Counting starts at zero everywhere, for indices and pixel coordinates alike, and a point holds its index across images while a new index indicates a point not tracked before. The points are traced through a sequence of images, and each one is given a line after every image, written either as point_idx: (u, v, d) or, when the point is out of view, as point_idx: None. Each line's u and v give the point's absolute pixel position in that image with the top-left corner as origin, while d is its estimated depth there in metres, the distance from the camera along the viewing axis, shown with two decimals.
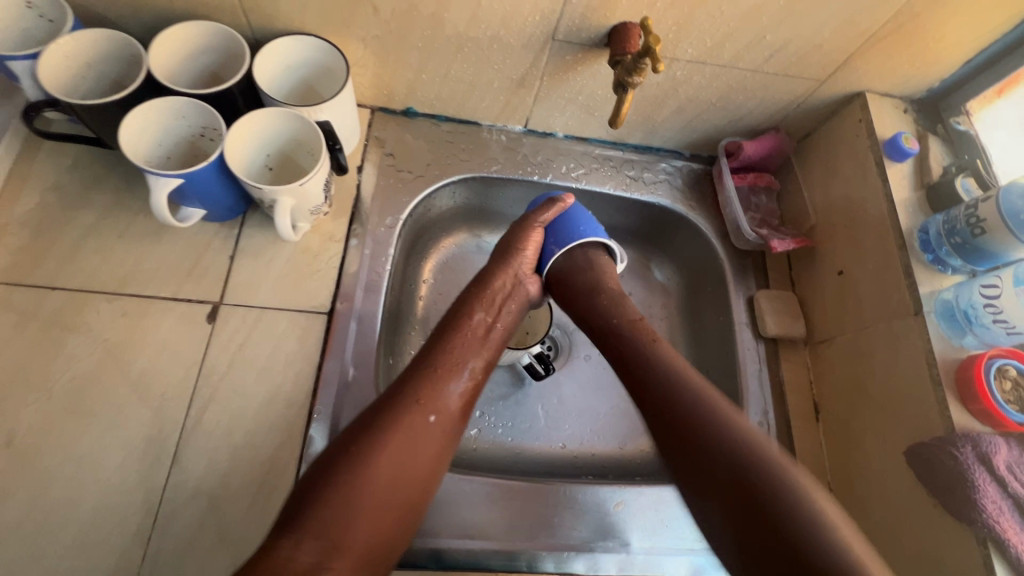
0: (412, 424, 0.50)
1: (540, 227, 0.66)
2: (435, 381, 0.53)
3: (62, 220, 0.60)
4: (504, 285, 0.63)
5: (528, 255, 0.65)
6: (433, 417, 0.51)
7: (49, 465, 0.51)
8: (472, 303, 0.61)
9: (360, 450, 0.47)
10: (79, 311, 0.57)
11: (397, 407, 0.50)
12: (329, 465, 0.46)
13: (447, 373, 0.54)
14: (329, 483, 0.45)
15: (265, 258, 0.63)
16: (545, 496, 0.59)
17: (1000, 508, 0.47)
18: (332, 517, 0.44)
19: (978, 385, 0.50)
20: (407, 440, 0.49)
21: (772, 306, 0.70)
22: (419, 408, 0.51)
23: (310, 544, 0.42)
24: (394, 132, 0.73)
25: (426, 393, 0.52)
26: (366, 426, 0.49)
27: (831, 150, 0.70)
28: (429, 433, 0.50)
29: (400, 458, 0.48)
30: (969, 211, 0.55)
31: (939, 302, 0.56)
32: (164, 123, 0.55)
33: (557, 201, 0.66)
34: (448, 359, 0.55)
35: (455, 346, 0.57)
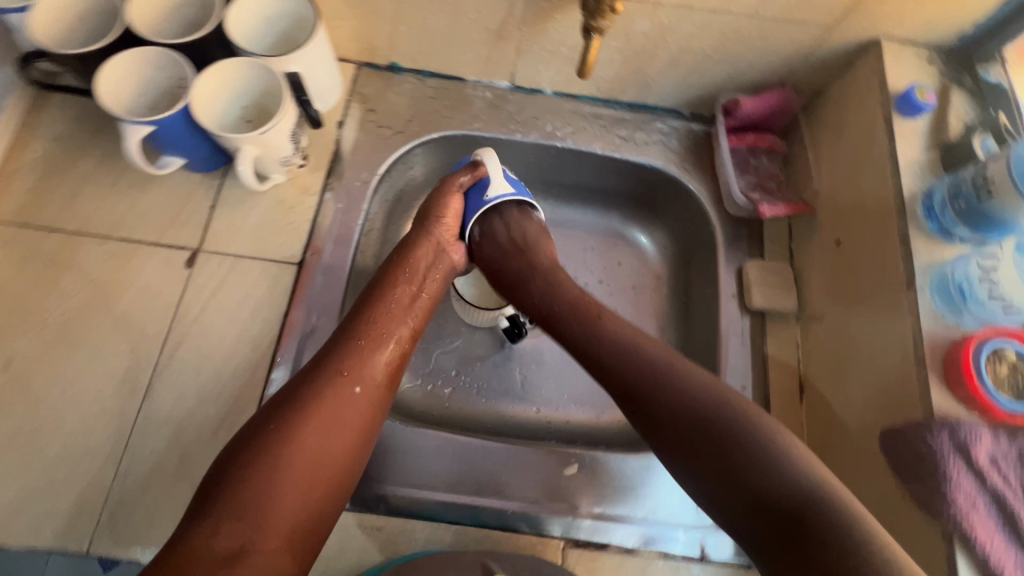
0: (336, 396, 0.49)
1: (458, 191, 0.64)
2: (358, 353, 0.52)
3: (63, 167, 0.65)
4: (427, 253, 0.61)
5: (448, 222, 0.63)
6: (358, 389, 0.50)
7: (40, 387, 0.56)
8: (402, 270, 0.59)
9: (281, 428, 0.46)
10: (74, 252, 0.62)
11: (318, 380, 0.49)
12: (248, 446, 0.46)
13: (368, 344, 0.53)
14: (249, 463, 0.45)
15: (243, 208, 0.65)
16: (481, 459, 0.59)
17: (973, 502, 0.43)
18: (254, 499, 0.44)
19: (964, 367, 0.45)
20: (328, 412, 0.48)
21: (761, 277, 0.65)
22: (344, 380, 0.50)
23: (228, 528, 0.42)
24: (378, 87, 0.72)
25: (351, 364, 0.51)
26: (286, 403, 0.48)
27: (842, 106, 0.63)
28: (354, 405, 0.49)
29: (323, 432, 0.47)
30: (977, 171, 0.49)
31: (935, 275, 0.50)
32: (144, 73, 0.58)
33: (474, 166, 0.64)
34: (374, 329, 0.54)
35: (383, 315, 0.55)
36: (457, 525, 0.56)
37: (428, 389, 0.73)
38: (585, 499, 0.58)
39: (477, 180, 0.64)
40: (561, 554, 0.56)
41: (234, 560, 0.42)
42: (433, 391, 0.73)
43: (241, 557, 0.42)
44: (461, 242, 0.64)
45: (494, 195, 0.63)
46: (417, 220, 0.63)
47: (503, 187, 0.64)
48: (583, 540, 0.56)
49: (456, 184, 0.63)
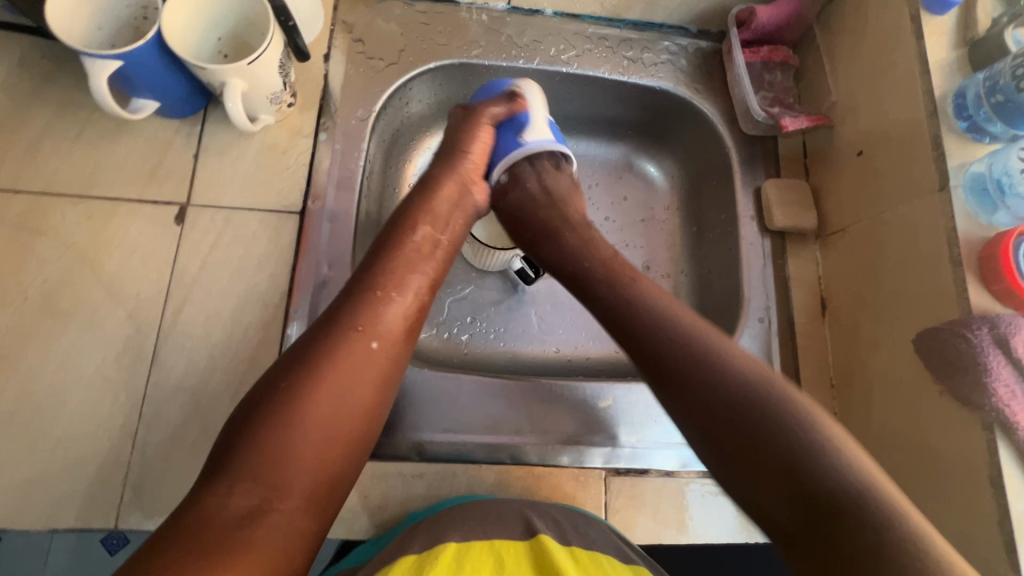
0: (350, 349, 0.44)
1: (489, 123, 0.58)
2: (373, 303, 0.46)
3: (15, 120, 0.57)
4: (448, 194, 0.55)
5: (475, 156, 0.58)
6: (375, 343, 0.45)
7: (33, 364, 0.52)
8: (415, 213, 0.53)
9: (292, 385, 0.41)
10: (45, 214, 0.55)
11: (332, 333, 0.44)
12: (259, 404, 0.41)
13: (386, 295, 0.47)
14: (261, 422, 0.40)
15: (230, 156, 0.59)
16: (517, 414, 0.57)
17: (1012, 392, 0.44)
18: (267, 459, 0.39)
19: (1004, 262, 0.45)
20: (345, 368, 0.43)
21: (781, 196, 0.64)
22: (358, 334, 0.45)
23: (244, 488, 0.38)
24: (363, 15, 0.66)
25: (366, 316, 0.45)
26: (298, 358, 0.43)
27: (860, 10, 0.60)
28: (371, 361, 0.44)
29: (339, 389, 0.42)
30: (1016, 63, 0.48)
31: (968, 176, 0.49)
32: (100, 0, 0.51)
33: (513, 99, 0.58)
34: (389, 277, 0.48)
35: (398, 263, 0.49)
36: (498, 466, 0.55)
37: (444, 336, 0.70)
38: (622, 429, 0.58)
39: (513, 113, 0.59)
40: (603, 484, 0.56)
41: (250, 520, 0.37)
42: (450, 338, 0.70)
43: (256, 518, 0.38)
44: (484, 181, 0.59)
45: (533, 139, 0.59)
46: (439, 157, 0.57)
47: (542, 130, 0.59)
48: (625, 469, 0.56)
49: (489, 114, 0.58)
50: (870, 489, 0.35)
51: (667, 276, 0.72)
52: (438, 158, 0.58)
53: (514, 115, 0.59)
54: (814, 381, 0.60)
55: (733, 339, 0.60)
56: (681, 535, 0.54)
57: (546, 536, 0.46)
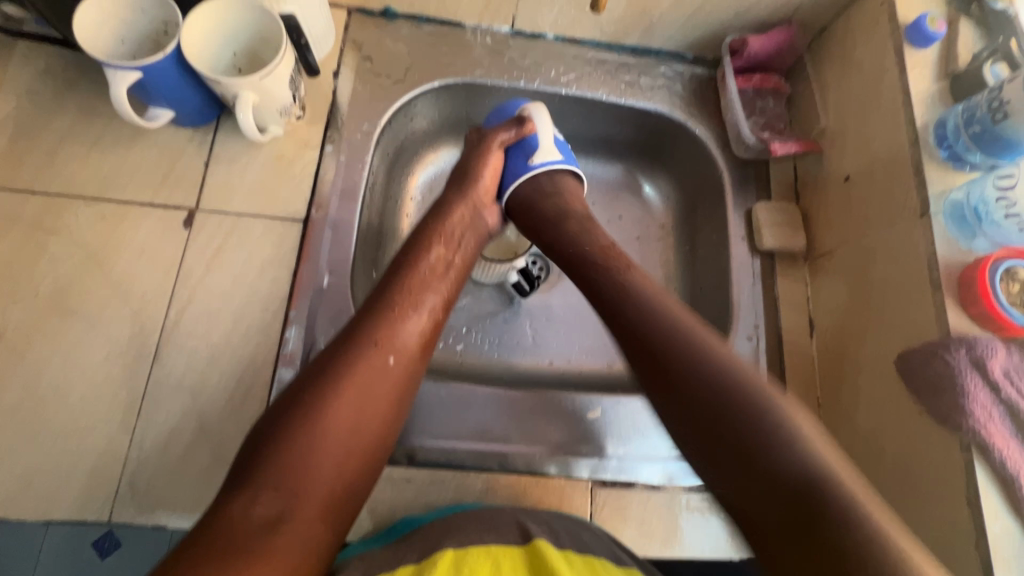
0: (369, 363, 0.45)
1: (500, 148, 0.62)
2: (391, 319, 0.48)
3: (37, 125, 0.60)
4: (462, 217, 0.58)
5: (486, 182, 0.61)
6: (392, 358, 0.47)
7: (39, 358, 0.54)
8: (433, 235, 0.55)
9: (313, 398, 0.43)
10: (59, 215, 0.58)
11: (351, 348, 0.46)
12: (281, 417, 0.42)
13: (403, 312, 0.49)
14: (282, 434, 0.41)
15: (239, 164, 0.61)
16: (519, 429, 0.58)
17: (989, 414, 0.45)
18: (287, 470, 0.40)
19: (981, 287, 0.47)
20: (365, 382, 0.45)
21: (770, 218, 0.65)
22: (377, 349, 0.46)
23: (268, 497, 0.39)
24: (373, 34, 0.69)
25: (383, 332, 0.47)
26: (318, 371, 0.44)
27: (849, 43, 0.63)
28: (388, 375, 0.46)
29: (358, 401, 0.44)
30: (992, 95, 0.50)
31: (949, 202, 0.51)
32: (125, 16, 0.54)
33: (522, 123, 0.61)
34: (406, 295, 0.50)
35: (416, 282, 0.51)
36: (485, 473, 0.56)
37: (440, 346, 0.71)
38: (610, 440, 0.59)
39: (522, 138, 0.62)
40: (589, 494, 0.56)
41: (271, 530, 0.38)
42: (445, 348, 0.71)
43: (279, 528, 0.39)
44: (494, 207, 0.62)
45: (541, 161, 0.61)
46: (456, 180, 0.60)
47: (551, 151, 0.62)
48: (610, 479, 0.57)
49: (498, 141, 0.61)
50: (820, 468, 0.36)
51: None
52: (449, 182, 0.61)
53: (523, 140, 0.62)
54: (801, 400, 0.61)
55: None
56: (665, 549, 0.55)
57: (542, 541, 0.47)
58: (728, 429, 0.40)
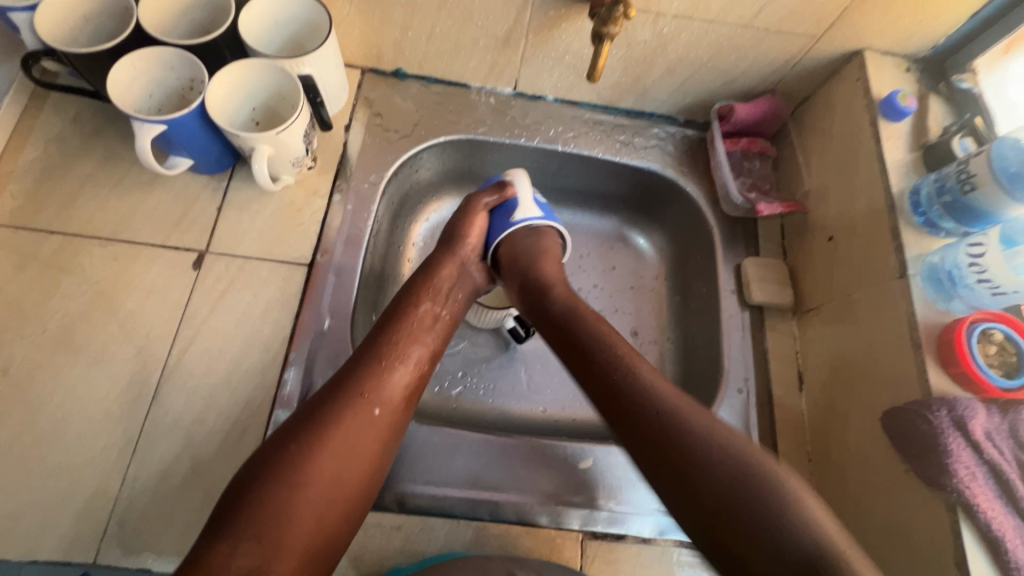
0: (354, 415, 0.47)
1: (484, 210, 0.65)
2: (379, 371, 0.49)
3: (61, 169, 0.63)
4: (451, 273, 0.60)
5: (472, 242, 0.64)
6: (377, 410, 0.48)
7: (40, 394, 0.54)
8: (422, 289, 0.58)
9: (299, 447, 0.44)
10: (75, 254, 0.60)
11: (339, 399, 0.47)
12: (265, 467, 0.43)
13: (391, 364, 0.51)
14: (266, 486, 0.42)
15: (251, 210, 0.64)
16: (508, 480, 0.58)
17: (973, 474, 0.46)
18: (271, 521, 0.41)
19: (958, 348, 0.49)
20: (349, 433, 0.46)
21: (759, 273, 0.68)
22: (363, 401, 0.47)
23: (246, 548, 0.39)
24: (384, 93, 0.73)
25: (370, 384, 0.48)
26: (305, 422, 0.45)
27: (828, 113, 0.67)
28: (373, 427, 0.47)
29: (343, 453, 0.45)
30: (960, 167, 0.53)
31: (925, 265, 0.54)
32: (154, 73, 0.58)
33: (505, 187, 0.66)
34: (394, 347, 0.52)
35: (404, 335, 0.53)
36: (475, 522, 0.56)
37: (435, 390, 0.72)
38: (601, 491, 0.59)
39: (504, 200, 0.66)
40: (580, 546, 0.56)
41: None
42: (440, 392, 0.72)
43: None
44: (481, 265, 0.65)
45: (522, 218, 0.64)
46: (444, 240, 0.63)
47: (530, 209, 0.65)
48: (601, 531, 0.57)
49: (483, 204, 0.65)
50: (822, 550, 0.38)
51: (654, 343, 0.75)
52: (438, 243, 0.64)
53: (505, 201, 0.65)
54: (792, 455, 0.61)
55: (712, 408, 0.62)
56: None
57: None
58: (718, 502, 0.42)
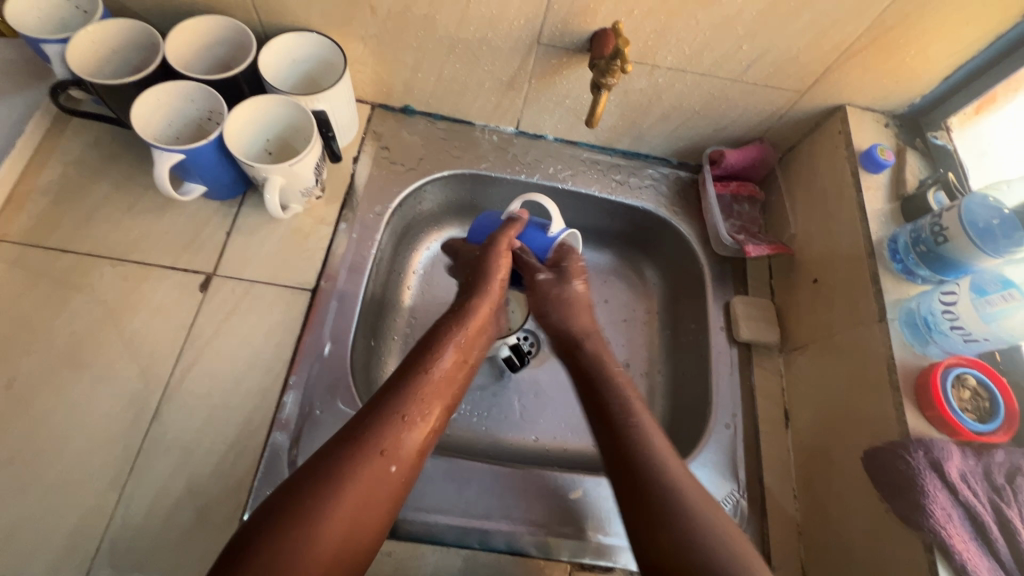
0: (372, 472, 0.47)
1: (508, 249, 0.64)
2: (399, 427, 0.50)
3: (78, 190, 0.65)
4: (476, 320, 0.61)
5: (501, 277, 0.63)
6: (394, 468, 0.49)
7: (43, 409, 0.56)
8: (447, 338, 0.58)
9: (314, 504, 0.44)
10: (85, 273, 0.62)
11: (358, 454, 0.47)
12: (278, 522, 0.42)
13: (412, 420, 0.51)
14: (278, 540, 0.42)
15: (259, 236, 0.67)
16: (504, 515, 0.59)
17: (949, 515, 0.47)
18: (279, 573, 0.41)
19: (934, 392, 0.51)
20: (365, 491, 0.46)
21: (747, 311, 0.70)
22: (382, 459, 0.48)
23: None
24: (392, 127, 0.77)
25: (391, 441, 0.49)
26: (320, 476, 0.45)
27: (813, 161, 0.71)
28: (389, 485, 0.48)
29: (355, 508, 0.45)
30: (934, 221, 0.56)
31: (903, 310, 0.56)
32: (176, 104, 0.61)
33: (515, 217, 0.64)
34: (416, 402, 0.52)
35: (427, 389, 0.54)
36: (465, 550, 0.56)
37: None
38: (591, 524, 0.59)
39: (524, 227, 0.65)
40: None
41: None
42: None
43: None
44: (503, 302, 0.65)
45: (558, 231, 0.65)
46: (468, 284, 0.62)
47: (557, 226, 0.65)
48: (589, 563, 0.58)
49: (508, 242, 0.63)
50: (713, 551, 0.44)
51: (644, 376, 0.77)
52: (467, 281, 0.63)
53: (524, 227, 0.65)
54: (778, 492, 0.62)
55: (700, 442, 0.64)
56: None
57: None
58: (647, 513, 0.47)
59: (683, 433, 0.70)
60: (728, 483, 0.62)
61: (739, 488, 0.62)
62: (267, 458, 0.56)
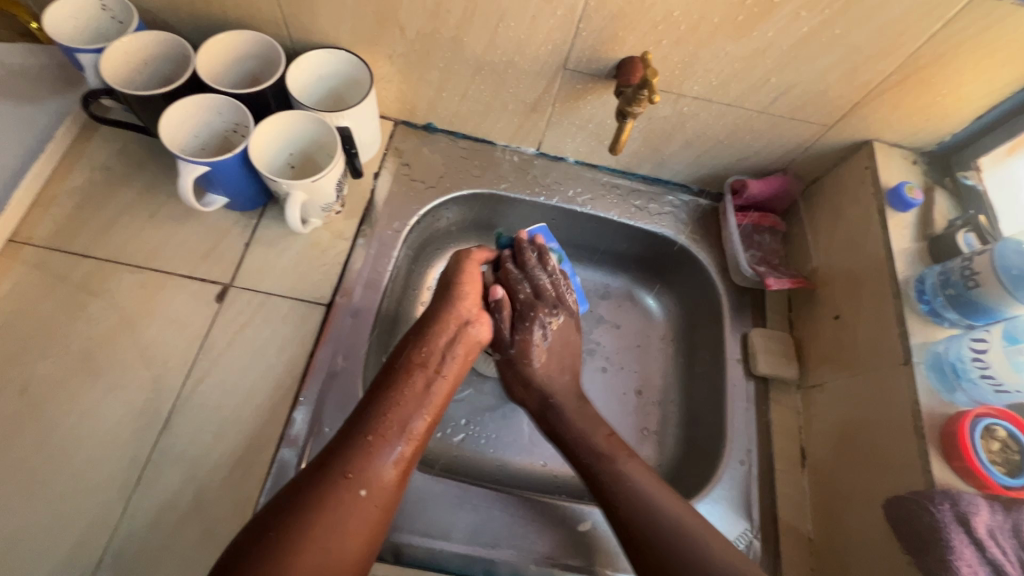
0: (338, 499, 0.46)
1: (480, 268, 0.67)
2: (365, 450, 0.50)
3: (102, 196, 0.66)
4: (449, 334, 0.60)
5: (472, 291, 0.63)
6: (363, 492, 0.48)
7: (55, 415, 0.56)
8: (413, 355, 0.57)
9: (277, 538, 0.43)
10: (105, 279, 0.62)
11: (322, 480, 0.47)
12: (242, 559, 0.41)
13: (380, 441, 0.51)
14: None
15: (277, 248, 0.67)
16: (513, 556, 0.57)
17: (974, 571, 0.46)
18: None
19: (961, 442, 0.50)
20: (332, 515, 0.45)
21: (765, 344, 0.69)
22: (348, 483, 0.47)
23: None
24: (414, 144, 0.77)
25: (357, 464, 0.48)
26: (286, 508, 0.45)
27: (838, 195, 0.70)
28: (359, 510, 0.47)
29: (325, 540, 0.44)
30: (964, 263, 0.55)
31: (929, 354, 0.55)
32: (203, 116, 0.62)
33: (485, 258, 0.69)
34: (381, 421, 0.52)
35: (394, 406, 0.53)
36: None
37: (439, 436, 0.72)
38: (600, 557, 0.58)
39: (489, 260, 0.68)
40: None
41: None
42: (443, 439, 0.72)
43: None
44: (484, 316, 0.63)
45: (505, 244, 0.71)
46: (442, 294, 0.63)
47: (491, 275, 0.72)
48: None
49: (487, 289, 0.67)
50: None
51: (656, 404, 0.76)
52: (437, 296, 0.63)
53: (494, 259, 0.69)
54: (792, 533, 0.60)
55: (713, 478, 0.62)
56: None
57: None
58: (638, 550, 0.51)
59: (696, 467, 0.68)
60: (741, 523, 0.60)
61: (752, 528, 0.60)
62: (275, 474, 0.56)
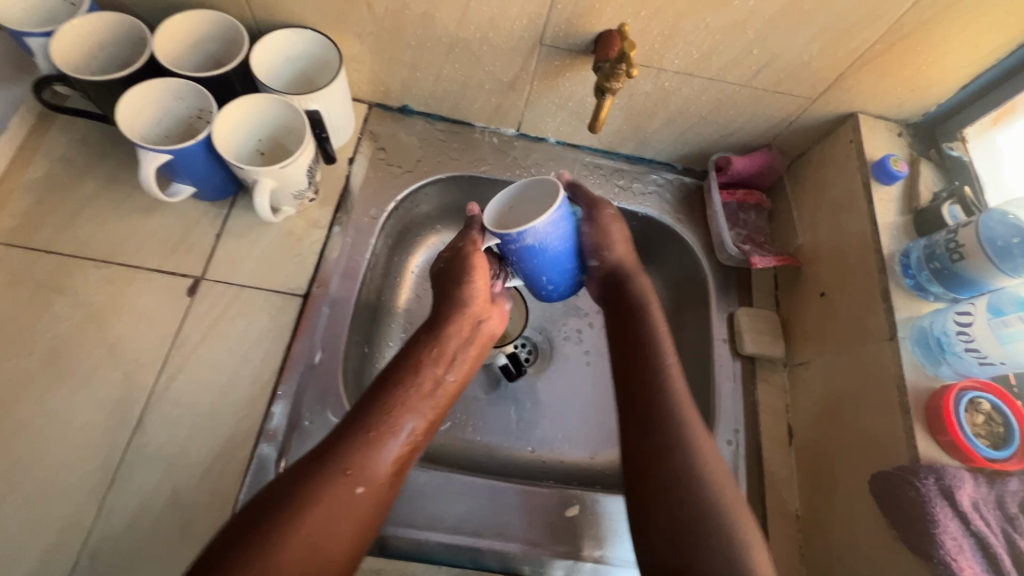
0: (335, 495, 0.45)
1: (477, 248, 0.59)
2: (366, 445, 0.48)
3: (62, 190, 0.63)
4: (460, 331, 0.57)
5: (479, 288, 0.58)
6: (360, 488, 0.47)
7: (20, 418, 0.54)
8: (424, 352, 0.55)
9: (271, 528, 0.42)
10: (69, 276, 0.60)
11: (320, 473, 0.46)
12: (232, 549, 0.41)
13: (381, 437, 0.49)
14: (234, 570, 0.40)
15: (249, 239, 0.64)
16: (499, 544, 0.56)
17: (960, 546, 0.46)
18: None
19: (946, 417, 0.49)
20: (327, 512, 0.44)
21: (752, 323, 0.68)
22: (347, 479, 0.46)
23: None
24: (389, 128, 0.74)
25: (358, 459, 0.47)
26: (282, 495, 0.44)
27: (823, 170, 0.69)
28: (353, 506, 0.46)
29: (317, 535, 0.43)
30: (949, 237, 0.55)
31: (915, 328, 0.55)
32: (163, 102, 0.59)
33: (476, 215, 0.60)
34: (386, 418, 0.50)
35: (399, 404, 0.51)
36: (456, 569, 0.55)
37: None
38: (587, 539, 0.58)
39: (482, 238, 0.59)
40: None
41: None
42: None
43: None
44: (495, 309, 0.61)
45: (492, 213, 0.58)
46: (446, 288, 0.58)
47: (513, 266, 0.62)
48: None
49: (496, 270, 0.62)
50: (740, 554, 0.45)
51: None
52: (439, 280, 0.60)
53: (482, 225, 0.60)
54: (779, 512, 0.60)
55: None
56: None
57: None
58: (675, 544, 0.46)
59: None
60: None
61: None
62: (254, 471, 0.54)
